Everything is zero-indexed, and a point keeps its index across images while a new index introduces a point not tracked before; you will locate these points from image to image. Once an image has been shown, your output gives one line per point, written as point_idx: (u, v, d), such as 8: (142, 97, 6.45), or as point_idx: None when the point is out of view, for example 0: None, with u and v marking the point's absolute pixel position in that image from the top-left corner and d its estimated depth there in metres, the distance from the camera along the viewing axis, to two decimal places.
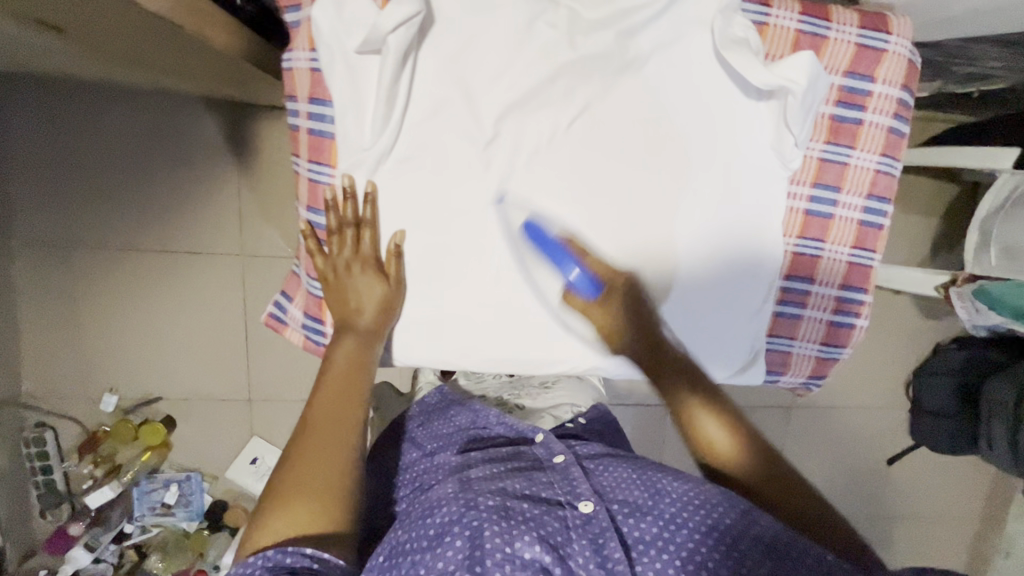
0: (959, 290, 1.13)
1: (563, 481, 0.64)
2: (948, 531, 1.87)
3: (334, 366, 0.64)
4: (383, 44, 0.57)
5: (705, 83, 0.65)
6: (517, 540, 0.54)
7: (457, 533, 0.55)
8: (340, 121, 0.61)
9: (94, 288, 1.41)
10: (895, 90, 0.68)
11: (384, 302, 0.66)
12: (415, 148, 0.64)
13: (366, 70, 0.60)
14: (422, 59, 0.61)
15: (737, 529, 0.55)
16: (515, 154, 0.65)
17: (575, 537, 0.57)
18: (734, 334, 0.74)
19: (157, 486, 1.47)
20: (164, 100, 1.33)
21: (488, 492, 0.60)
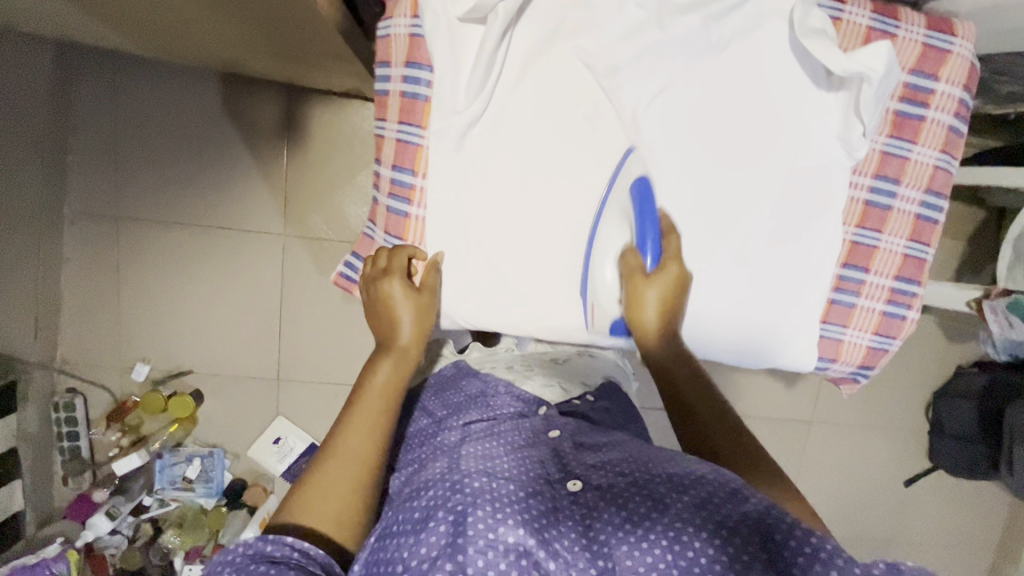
0: (992, 304, 1.15)
1: (555, 461, 0.59)
2: (962, 559, 1.85)
3: (373, 385, 0.61)
4: (489, 12, 0.60)
5: (779, 71, 0.68)
6: (501, 523, 0.48)
7: (440, 519, 0.50)
8: (437, 84, 0.64)
9: (137, 259, 1.44)
10: (957, 90, 0.72)
11: (420, 312, 0.66)
12: (503, 116, 0.67)
13: (468, 38, 0.63)
14: (518, 34, 0.65)
15: (727, 506, 0.49)
16: (595, 128, 0.68)
17: (564, 518, 0.51)
18: (789, 321, 0.76)
19: (179, 460, 1.47)
20: (225, 80, 1.38)
21: (474, 475, 0.54)
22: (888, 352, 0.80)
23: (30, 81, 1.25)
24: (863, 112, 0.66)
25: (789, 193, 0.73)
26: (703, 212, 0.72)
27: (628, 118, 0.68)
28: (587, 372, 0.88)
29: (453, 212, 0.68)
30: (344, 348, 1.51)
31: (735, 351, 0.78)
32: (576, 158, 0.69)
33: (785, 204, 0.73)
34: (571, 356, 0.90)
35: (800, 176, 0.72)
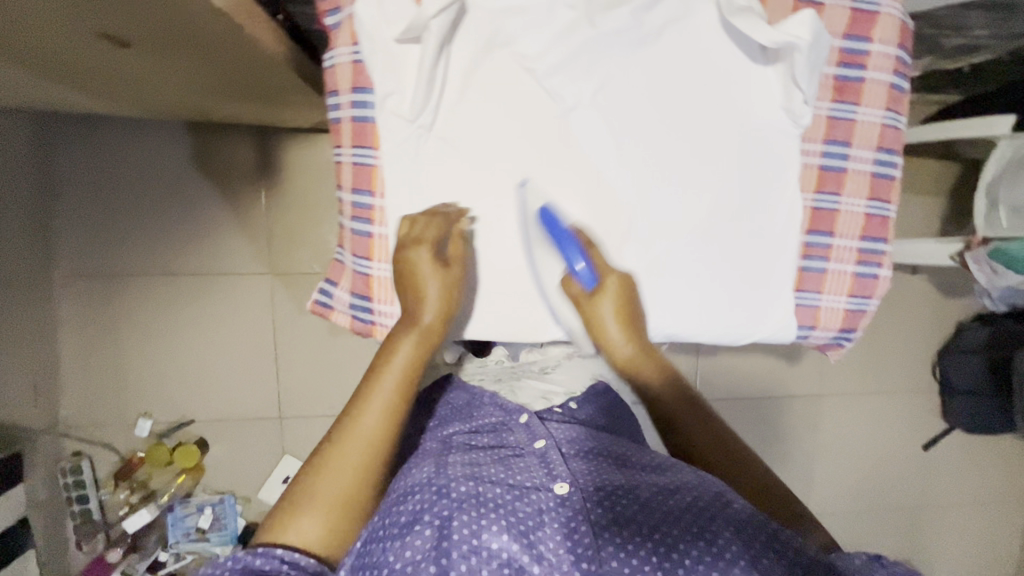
0: (974, 255, 1.15)
1: (540, 466, 0.63)
2: (993, 517, 1.82)
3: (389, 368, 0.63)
4: (424, 30, 0.62)
5: (713, 52, 0.70)
6: (486, 529, 0.53)
7: (427, 521, 0.54)
8: (385, 105, 0.66)
9: (130, 315, 1.45)
10: (891, 49, 0.73)
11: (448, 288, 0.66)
12: (452, 127, 0.68)
13: (407, 56, 0.64)
14: (456, 48, 0.66)
15: (710, 510, 0.55)
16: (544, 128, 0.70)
17: (550, 521, 0.56)
18: (761, 293, 0.77)
19: (191, 510, 1.45)
20: (196, 131, 1.41)
21: (460, 479, 0.58)
22: (867, 312, 0.80)
23: (8, 153, 1.27)
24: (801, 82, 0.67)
25: (743, 168, 0.74)
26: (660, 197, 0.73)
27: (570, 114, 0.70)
28: (574, 378, 0.90)
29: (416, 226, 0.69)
30: (343, 377, 1.52)
31: (717, 329, 0.77)
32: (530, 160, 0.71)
33: (740, 178, 0.74)
34: (560, 361, 0.91)
35: (750, 151, 0.73)
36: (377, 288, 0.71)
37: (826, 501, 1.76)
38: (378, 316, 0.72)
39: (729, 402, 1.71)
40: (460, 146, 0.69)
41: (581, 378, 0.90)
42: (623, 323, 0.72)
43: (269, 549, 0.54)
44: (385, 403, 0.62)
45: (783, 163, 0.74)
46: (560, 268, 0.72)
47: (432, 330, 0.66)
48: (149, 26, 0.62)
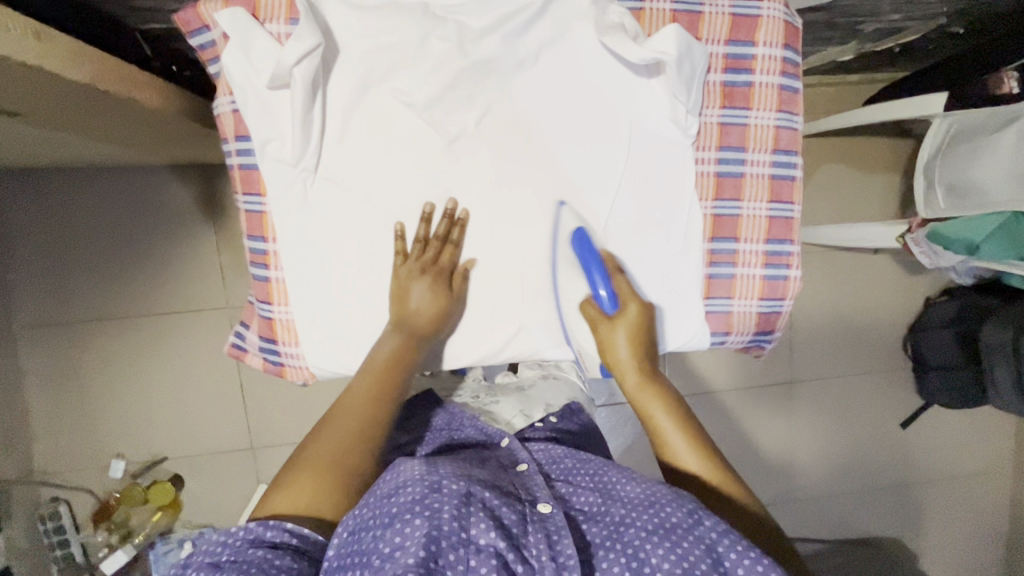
0: (914, 237, 1.13)
1: (524, 482, 0.61)
2: (981, 489, 1.80)
3: (376, 359, 0.68)
4: (290, 77, 0.62)
5: (595, 69, 0.70)
6: (475, 527, 0.50)
7: (415, 515, 0.50)
8: (266, 153, 0.66)
9: (95, 359, 1.47)
10: (777, 50, 0.73)
11: (443, 296, 0.70)
12: (338, 169, 0.69)
13: (279, 102, 0.65)
14: (332, 90, 0.67)
15: (683, 526, 0.51)
16: (433, 157, 0.70)
17: (531, 531, 0.52)
18: (669, 304, 0.76)
19: (171, 546, 1.43)
20: (140, 174, 1.42)
21: (453, 477, 0.55)
22: (782, 313, 0.79)
23: None
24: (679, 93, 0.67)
25: (636, 183, 0.74)
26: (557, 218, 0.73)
27: (457, 143, 0.70)
28: (551, 395, 0.93)
29: (311, 268, 0.70)
30: (310, 403, 1.53)
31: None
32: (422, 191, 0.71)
33: (634, 192, 0.74)
34: (536, 380, 0.96)
35: (641, 165, 0.73)
36: (281, 332, 0.72)
37: (808, 487, 1.75)
38: (286, 358, 0.73)
39: (702, 397, 1.70)
40: (348, 187, 0.69)
41: (557, 395, 0.94)
42: (636, 348, 0.70)
43: (279, 522, 0.53)
44: (374, 391, 0.65)
45: (676, 173, 0.74)
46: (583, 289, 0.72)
47: (420, 325, 0.70)
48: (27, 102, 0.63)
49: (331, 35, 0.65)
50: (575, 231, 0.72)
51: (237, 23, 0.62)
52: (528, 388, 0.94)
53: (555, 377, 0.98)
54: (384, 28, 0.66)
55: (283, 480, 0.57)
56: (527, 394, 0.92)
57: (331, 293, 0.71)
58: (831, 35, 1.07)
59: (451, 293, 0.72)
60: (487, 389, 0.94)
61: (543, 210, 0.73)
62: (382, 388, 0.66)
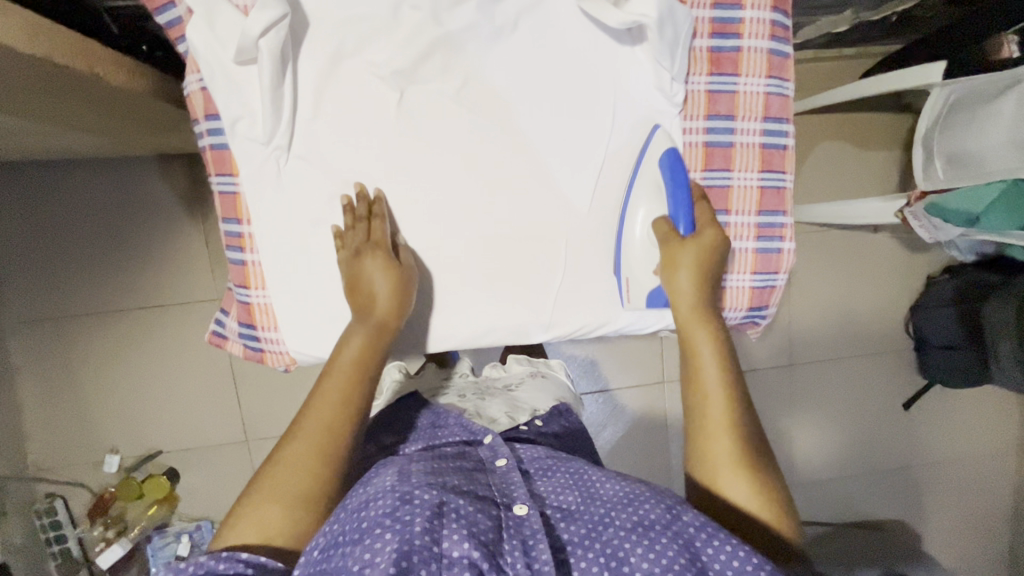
0: (913, 211, 1.09)
1: (500, 483, 0.60)
2: (984, 469, 1.78)
3: (341, 361, 0.64)
4: (257, 50, 0.60)
5: (576, 37, 0.67)
6: (446, 538, 0.49)
7: (386, 530, 0.50)
8: (236, 130, 0.64)
9: (86, 354, 1.46)
10: (766, 13, 0.70)
11: (399, 284, 0.66)
12: (312, 147, 0.66)
13: (248, 77, 0.62)
14: (302, 65, 0.64)
15: (665, 525, 0.51)
16: (411, 131, 0.67)
17: (508, 538, 0.51)
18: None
19: (170, 539, 1.47)
20: (126, 165, 1.40)
21: (425, 487, 0.55)
22: (775, 288, 0.77)
23: None
24: (663, 59, 0.65)
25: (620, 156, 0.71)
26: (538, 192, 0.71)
27: (434, 118, 0.67)
28: (539, 398, 0.91)
29: (286, 249, 0.68)
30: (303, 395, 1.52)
31: (618, 320, 0.76)
32: (400, 169, 0.68)
33: (617, 165, 0.71)
34: (524, 379, 0.96)
35: (624, 136, 0.71)
36: (260, 316, 0.70)
37: (810, 469, 1.73)
38: (266, 343, 0.71)
39: None
40: (322, 164, 0.67)
41: (545, 397, 0.92)
42: (701, 287, 0.66)
43: (231, 553, 0.53)
44: (339, 397, 0.62)
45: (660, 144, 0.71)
46: (657, 210, 0.69)
47: (381, 321, 0.65)
48: None
49: (299, 7, 0.63)
50: (666, 151, 0.69)
51: None
52: (516, 388, 0.94)
53: (544, 377, 0.98)
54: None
55: (240, 515, 0.56)
56: (515, 396, 0.91)
57: (311, 274, 0.69)
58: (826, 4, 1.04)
59: (405, 269, 0.68)
60: (474, 389, 0.93)
61: (527, 184, 0.71)
62: (341, 400, 0.62)
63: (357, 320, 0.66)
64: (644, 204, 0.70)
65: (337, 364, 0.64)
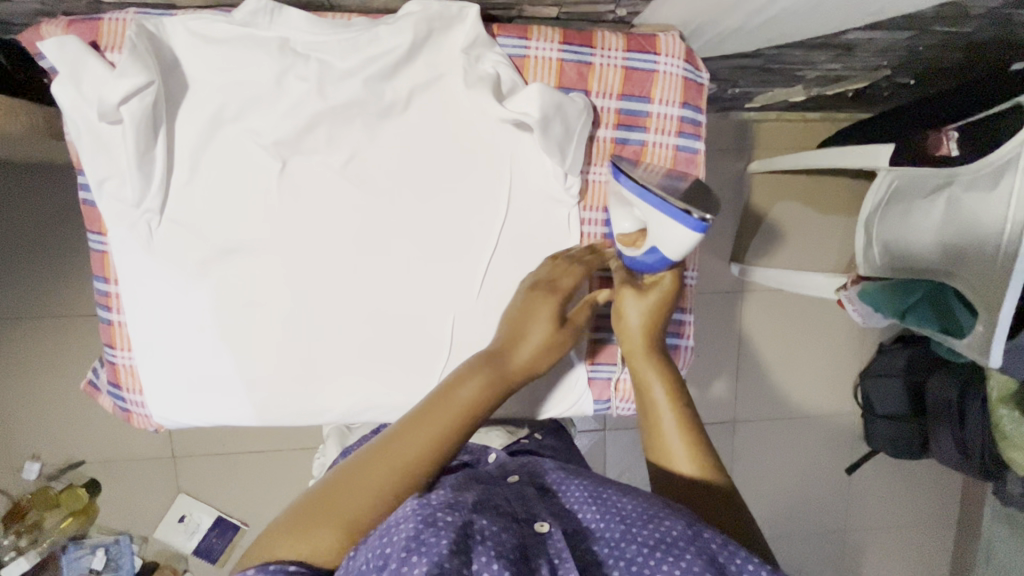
0: (847, 293, 1.11)
1: (516, 499, 0.55)
2: (922, 537, 1.77)
3: (456, 399, 0.55)
4: (120, 114, 0.57)
5: (473, 117, 0.65)
6: (475, 560, 0.43)
7: (420, 557, 0.42)
8: (102, 188, 0.61)
9: (12, 360, 1.43)
10: (674, 109, 0.68)
11: (554, 342, 0.61)
12: (185, 211, 0.64)
13: (114, 137, 0.59)
14: (178, 127, 0.61)
15: (687, 538, 0.47)
16: (293, 201, 0.65)
17: (535, 557, 0.46)
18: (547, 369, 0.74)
19: (84, 552, 1.45)
20: (62, 173, 1.37)
21: (447, 507, 0.48)
22: None
23: None
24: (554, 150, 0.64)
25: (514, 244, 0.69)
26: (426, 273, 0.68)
27: (318, 189, 0.65)
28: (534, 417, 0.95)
29: (153, 314, 0.65)
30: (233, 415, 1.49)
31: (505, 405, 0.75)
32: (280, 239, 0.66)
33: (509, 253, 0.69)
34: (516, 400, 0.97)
35: (520, 223, 0.68)
36: (125, 379, 0.68)
37: None
38: (132, 405, 0.69)
39: None
40: (198, 229, 0.64)
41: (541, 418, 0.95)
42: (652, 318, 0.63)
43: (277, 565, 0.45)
44: (436, 434, 0.54)
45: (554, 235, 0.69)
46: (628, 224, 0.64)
47: (515, 371, 0.59)
48: None
49: (178, 70, 0.60)
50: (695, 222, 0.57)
51: (66, 51, 0.57)
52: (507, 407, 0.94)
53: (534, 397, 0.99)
54: (235, 65, 0.61)
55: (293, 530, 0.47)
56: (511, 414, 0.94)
57: (180, 340, 0.66)
58: (772, 80, 1.02)
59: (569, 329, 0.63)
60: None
61: (415, 265, 0.68)
62: (436, 444, 0.53)
63: (491, 361, 0.58)
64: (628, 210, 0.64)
65: (453, 403, 0.55)
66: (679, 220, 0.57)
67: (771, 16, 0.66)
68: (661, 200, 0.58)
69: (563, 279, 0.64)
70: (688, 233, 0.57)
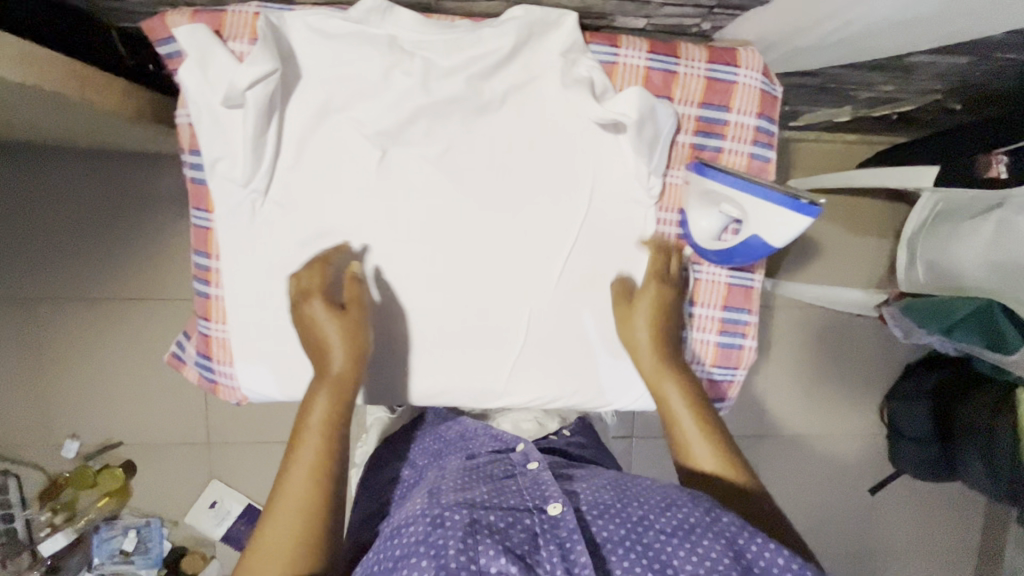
0: (889, 309, 1.13)
1: (532, 489, 0.63)
2: (944, 563, 1.76)
3: (311, 424, 0.60)
4: (243, 99, 0.61)
5: (563, 117, 0.69)
6: (483, 554, 0.52)
7: (424, 560, 0.52)
8: (215, 167, 0.65)
9: (61, 340, 1.45)
10: (750, 119, 0.71)
11: (351, 331, 0.64)
12: (288, 193, 0.67)
13: (232, 121, 0.63)
14: (289, 115, 0.65)
15: (702, 522, 0.53)
16: (388, 189, 0.69)
17: (543, 546, 0.54)
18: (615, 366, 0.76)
19: (116, 532, 1.48)
20: (123, 161, 1.40)
21: (454, 508, 0.58)
22: (734, 382, 0.78)
23: None
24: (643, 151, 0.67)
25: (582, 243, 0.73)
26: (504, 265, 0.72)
27: (413, 178, 0.69)
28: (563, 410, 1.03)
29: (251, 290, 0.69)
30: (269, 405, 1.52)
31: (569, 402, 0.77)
32: (373, 224, 0.69)
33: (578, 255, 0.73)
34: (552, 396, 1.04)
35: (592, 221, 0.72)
36: (215, 349, 0.71)
37: None
38: (220, 376, 0.72)
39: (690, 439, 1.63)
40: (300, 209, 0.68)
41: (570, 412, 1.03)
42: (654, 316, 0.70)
43: None
44: (318, 449, 0.58)
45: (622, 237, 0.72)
46: (719, 224, 0.67)
47: (335, 375, 0.63)
48: None
49: (295, 60, 0.64)
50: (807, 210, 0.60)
51: (198, 39, 0.61)
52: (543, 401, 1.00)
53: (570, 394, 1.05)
54: (346, 58, 0.65)
55: None
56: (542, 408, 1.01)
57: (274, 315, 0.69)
58: (824, 100, 1.06)
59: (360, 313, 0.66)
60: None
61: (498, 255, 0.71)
62: (319, 460, 0.58)
63: (315, 384, 0.63)
64: (720, 211, 0.66)
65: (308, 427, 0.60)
66: (787, 207, 0.61)
67: (846, 35, 0.70)
68: (772, 191, 0.61)
69: (313, 281, 0.66)
70: (796, 219, 0.61)
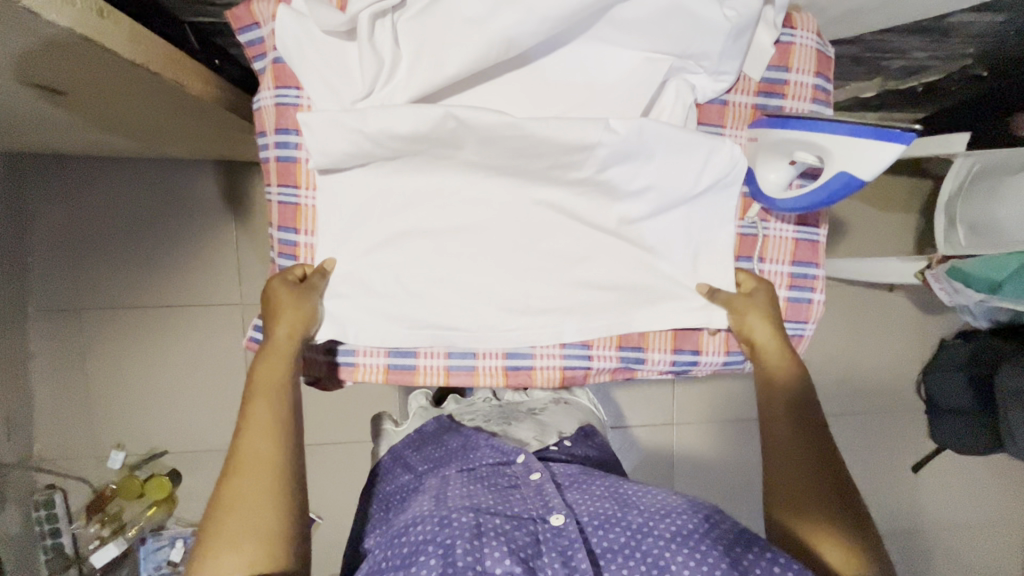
0: (933, 273, 1.15)
1: (536, 498, 0.69)
2: (992, 538, 1.73)
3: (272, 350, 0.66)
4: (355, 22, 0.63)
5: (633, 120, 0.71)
6: (488, 556, 0.58)
7: (431, 553, 0.59)
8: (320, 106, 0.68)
9: (104, 348, 1.39)
10: (809, 78, 0.75)
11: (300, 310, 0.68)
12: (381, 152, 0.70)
13: (346, 54, 0.67)
14: (398, 25, 0.65)
15: (699, 531, 0.61)
16: None
17: (545, 553, 0.61)
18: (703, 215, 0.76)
19: (163, 543, 1.37)
20: (164, 166, 1.35)
21: (461, 510, 0.63)
22: (804, 337, 0.81)
23: None
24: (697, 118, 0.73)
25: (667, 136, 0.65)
26: (609, 47, 0.69)
27: None
28: (563, 420, 0.98)
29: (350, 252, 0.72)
30: None
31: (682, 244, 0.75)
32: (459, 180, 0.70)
33: (682, 63, 0.70)
34: (548, 404, 1.02)
35: (690, 44, 0.67)
36: None
37: None
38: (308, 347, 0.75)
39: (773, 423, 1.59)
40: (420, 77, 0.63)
41: (569, 419, 0.99)
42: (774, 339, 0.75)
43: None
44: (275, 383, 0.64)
45: (716, 65, 0.70)
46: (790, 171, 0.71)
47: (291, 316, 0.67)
48: (78, 75, 0.63)
49: None
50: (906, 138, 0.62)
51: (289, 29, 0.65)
52: (539, 413, 0.98)
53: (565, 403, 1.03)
54: None
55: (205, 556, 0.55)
56: (542, 420, 0.97)
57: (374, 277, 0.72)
58: (859, 72, 1.09)
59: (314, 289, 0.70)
60: (500, 413, 0.98)
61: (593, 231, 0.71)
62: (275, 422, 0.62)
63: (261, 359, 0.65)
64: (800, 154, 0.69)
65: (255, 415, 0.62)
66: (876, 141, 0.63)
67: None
68: (850, 126, 0.63)
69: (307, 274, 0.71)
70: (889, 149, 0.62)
